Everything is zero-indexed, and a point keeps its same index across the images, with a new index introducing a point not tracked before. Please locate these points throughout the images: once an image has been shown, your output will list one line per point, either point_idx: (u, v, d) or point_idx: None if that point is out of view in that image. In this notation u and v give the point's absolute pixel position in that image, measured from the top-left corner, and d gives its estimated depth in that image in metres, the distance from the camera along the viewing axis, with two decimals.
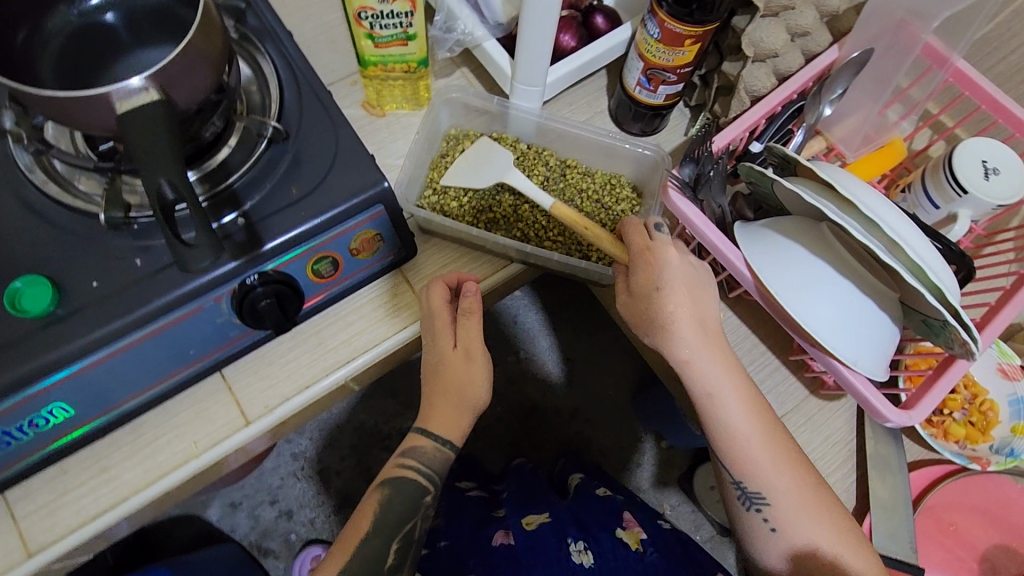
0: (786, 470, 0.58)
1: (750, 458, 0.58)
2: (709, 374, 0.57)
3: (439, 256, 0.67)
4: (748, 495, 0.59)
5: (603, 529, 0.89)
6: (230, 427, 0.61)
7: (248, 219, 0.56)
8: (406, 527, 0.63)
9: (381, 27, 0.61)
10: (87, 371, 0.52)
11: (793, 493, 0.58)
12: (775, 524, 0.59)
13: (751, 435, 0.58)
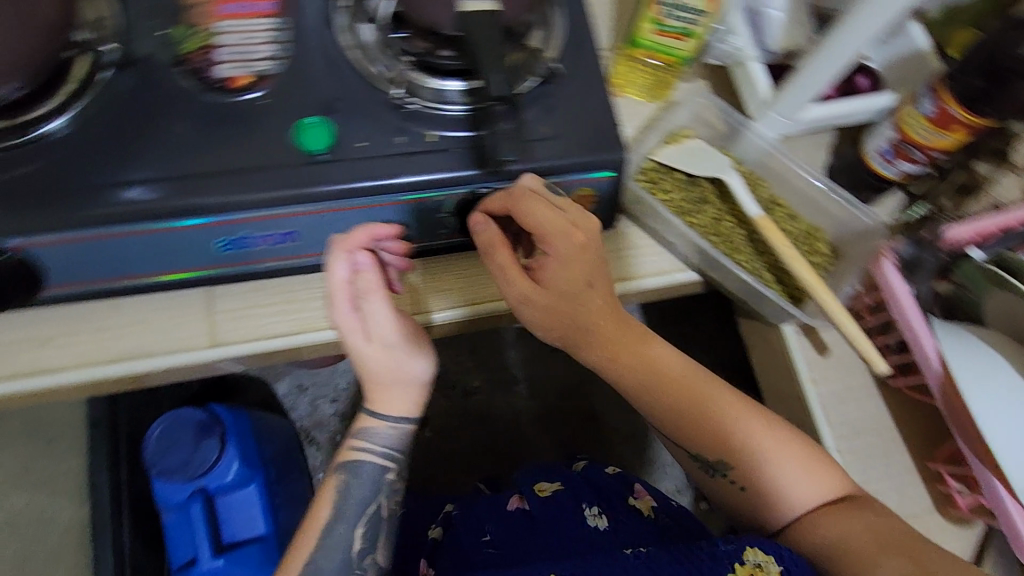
0: (675, 365, 0.65)
1: (697, 425, 0.65)
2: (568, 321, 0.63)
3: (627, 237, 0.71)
4: (713, 467, 0.66)
5: (618, 495, 0.88)
6: (400, 308, 0.67)
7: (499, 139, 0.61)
8: (371, 505, 0.64)
9: (672, 16, 0.64)
10: (326, 212, 0.58)
11: (687, 399, 0.64)
12: (755, 486, 0.64)
13: (585, 312, 0.61)
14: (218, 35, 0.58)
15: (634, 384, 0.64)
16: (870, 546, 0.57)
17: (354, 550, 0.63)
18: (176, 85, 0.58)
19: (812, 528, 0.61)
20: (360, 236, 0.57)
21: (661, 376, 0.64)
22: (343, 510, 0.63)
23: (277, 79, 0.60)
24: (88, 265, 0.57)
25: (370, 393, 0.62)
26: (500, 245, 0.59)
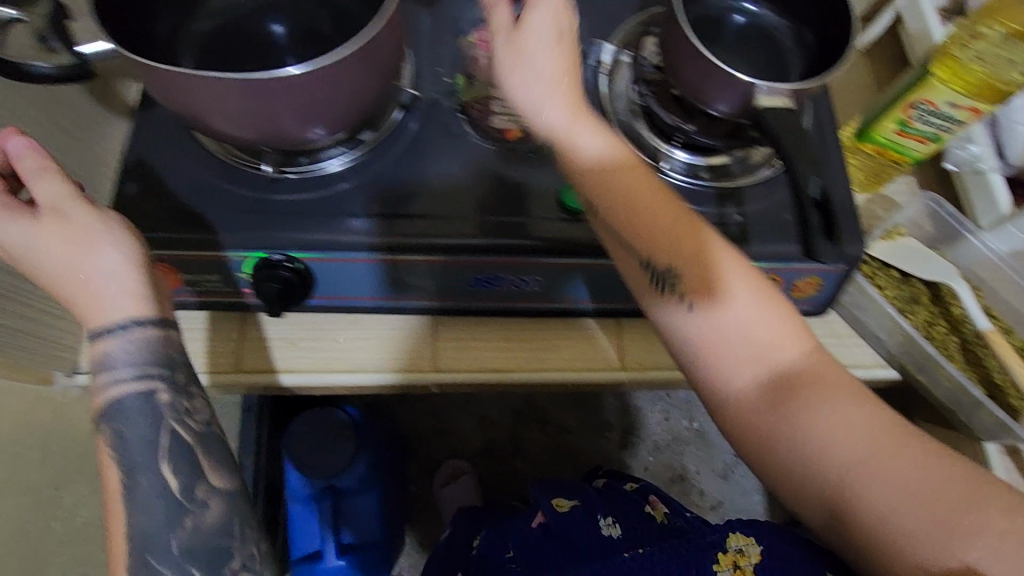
0: (744, 311, 0.51)
1: (662, 232, 0.52)
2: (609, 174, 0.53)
3: (833, 325, 0.71)
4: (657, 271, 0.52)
5: (632, 505, 0.88)
6: (606, 364, 0.68)
7: (744, 220, 0.62)
8: (160, 442, 0.53)
9: (923, 122, 0.65)
10: (572, 267, 0.60)
11: (731, 347, 0.51)
12: (720, 348, 0.51)
13: (665, 236, 0.52)
14: (497, 88, 0.64)
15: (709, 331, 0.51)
16: (888, 449, 0.48)
17: (175, 508, 0.52)
18: (453, 132, 0.63)
19: (811, 412, 0.50)
20: (535, 16, 0.51)
21: (684, 255, 0.52)
22: (132, 463, 0.52)
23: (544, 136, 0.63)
24: (349, 284, 0.62)
25: (76, 308, 0.52)
26: (632, 195, 0.52)
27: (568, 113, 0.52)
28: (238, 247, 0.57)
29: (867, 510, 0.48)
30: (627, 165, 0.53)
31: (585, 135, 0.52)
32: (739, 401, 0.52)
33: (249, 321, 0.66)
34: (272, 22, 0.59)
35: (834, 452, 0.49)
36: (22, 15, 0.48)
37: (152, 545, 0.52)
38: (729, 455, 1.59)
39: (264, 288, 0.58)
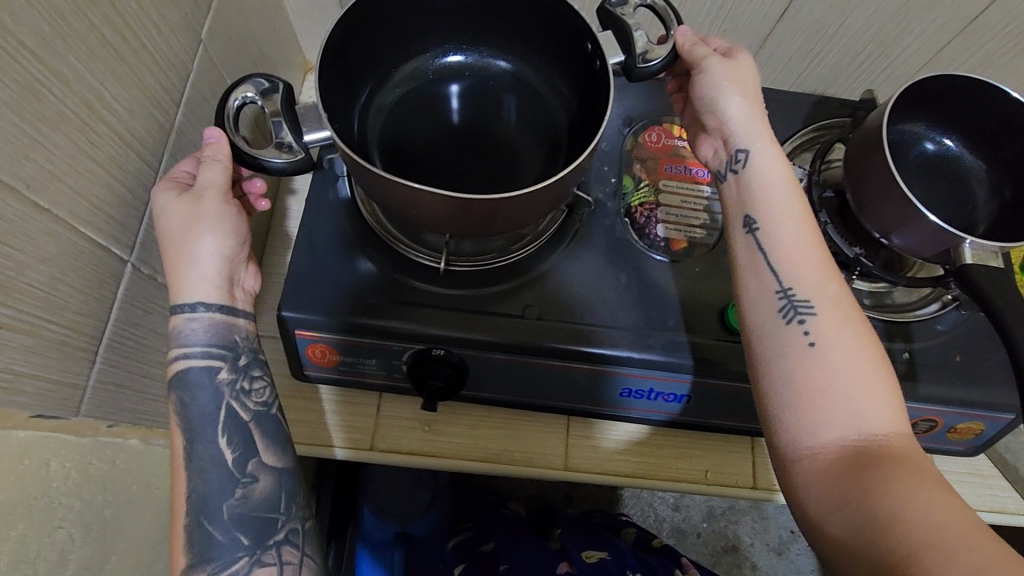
0: (869, 393, 0.43)
1: (818, 287, 0.47)
2: (788, 237, 0.49)
3: (975, 463, 0.68)
4: (791, 304, 0.47)
5: (664, 571, 0.94)
6: (740, 480, 0.66)
7: (912, 356, 0.60)
8: (222, 412, 0.47)
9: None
10: (730, 389, 0.58)
11: (833, 399, 0.43)
12: (855, 431, 0.42)
13: (822, 327, 0.46)
14: (663, 193, 0.64)
15: (849, 409, 0.43)
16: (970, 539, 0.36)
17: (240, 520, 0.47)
18: (617, 234, 0.62)
19: (884, 466, 0.41)
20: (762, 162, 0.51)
21: (828, 336, 0.46)
22: (194, 427, 0.47)
23: (711, 248, 0.62)
24: (500, 381, 0.61)
25: (171, 282, 0.46)
26: (831, 303, 0.47)
27: (800, 248, 0.49)
28: (403, 338, 0.57)
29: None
30: (815, 263, 0.48)
31: (798, 241, 0.49)
32: (814, 455, 0.43)
33: (387, 398, 0.65)
34: (460, 94, 0.59)
35: (921, 516, 0.38)
36: (255, 96, 0.48)
37: (206, 508, 0.46)
38: (785, 530, 1.52)
39: (423, 384, 0.57)
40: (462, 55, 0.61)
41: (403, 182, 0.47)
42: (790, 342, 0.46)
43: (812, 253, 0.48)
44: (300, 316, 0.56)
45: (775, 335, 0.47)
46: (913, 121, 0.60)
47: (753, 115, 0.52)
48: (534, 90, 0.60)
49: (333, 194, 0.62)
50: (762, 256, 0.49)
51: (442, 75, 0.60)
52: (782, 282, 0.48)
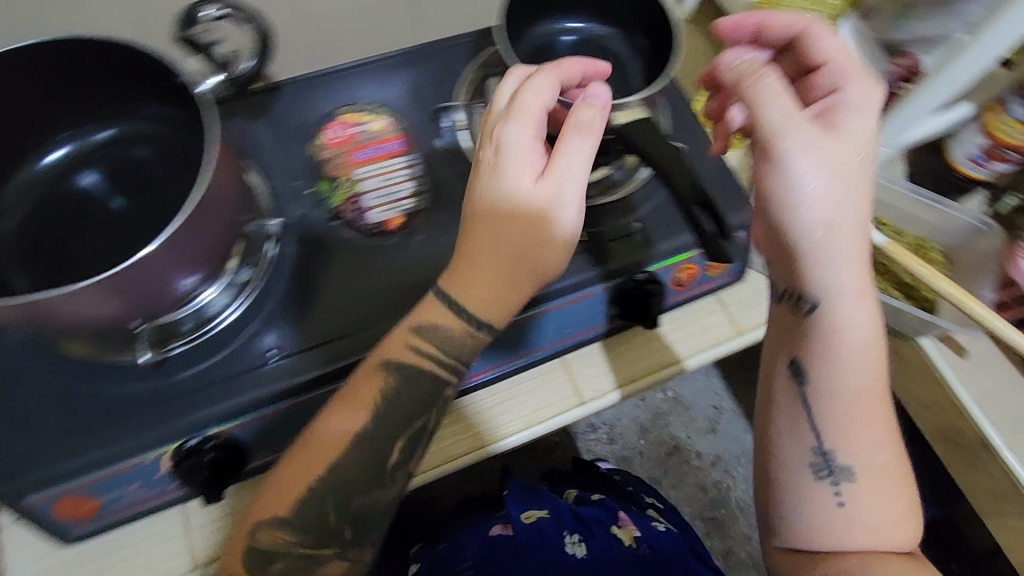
0: (862, 436, 0.53)
1: (840, 405, 0.52)
2: (845, 374, 0.52)
3: (754, 283, 0.74)
4: (830, 465, 0.53)
5: (600, 522, 0.92)
6: (569, 402, 0.68)
7: (644, 224, 0.63)
8: (417, 422, 0.53)
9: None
10: (499, 332, 0.60)
11: (853, 527, 0.52)
12: (842, 534, 0.52)
13: (880, 426, 0.53)
14: (361, 181, 0.63)
15: (863, 527, 0.52)
16: None
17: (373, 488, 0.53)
18: (331, 241, 0.60)
19: (869, 560, 0.51)
20: (790, 159, 0.47)
21: (840, 403, 0.52)
22: (378, 412, 0.52)
23: (428, 212, 0.62)
24: (284, 432, 0.57)
25: (484, 298, 0.49)
26: (869, 466, 0.53)
27: (842, 206, 0.48)
28: (155, 442, 0.52)
29: (823, 547, 0.53)
30: (871, 332, 0.51)
31: (852, 313, 0.51)
32: (806, 552, 0.53)
33: (192, 505, 0.60)
34: (102, 179, 0.55)
35: (869, 543, 0.52)
36: None
37: (338, 492, 0.52)
38: (708, 409, 1.60)
39: (198, 478, 0.54)
40: (75, 143, 0.56)
41: (56, 290, 0.44)
42: (861, 349, 0.51)
43: (869, 373, 0.52)
44: (15, 485, 0.49)
45: (801, 432, 0.54)
46: (543, 21, 0.63)
47: (827, 168, 0.47)
48: (160, 138, 0.55)
49: (16, 336, 0.55)
50: (804, 406, 0.53)
51: (72, 165, 0.55)
52: (820, 442, 0.53)
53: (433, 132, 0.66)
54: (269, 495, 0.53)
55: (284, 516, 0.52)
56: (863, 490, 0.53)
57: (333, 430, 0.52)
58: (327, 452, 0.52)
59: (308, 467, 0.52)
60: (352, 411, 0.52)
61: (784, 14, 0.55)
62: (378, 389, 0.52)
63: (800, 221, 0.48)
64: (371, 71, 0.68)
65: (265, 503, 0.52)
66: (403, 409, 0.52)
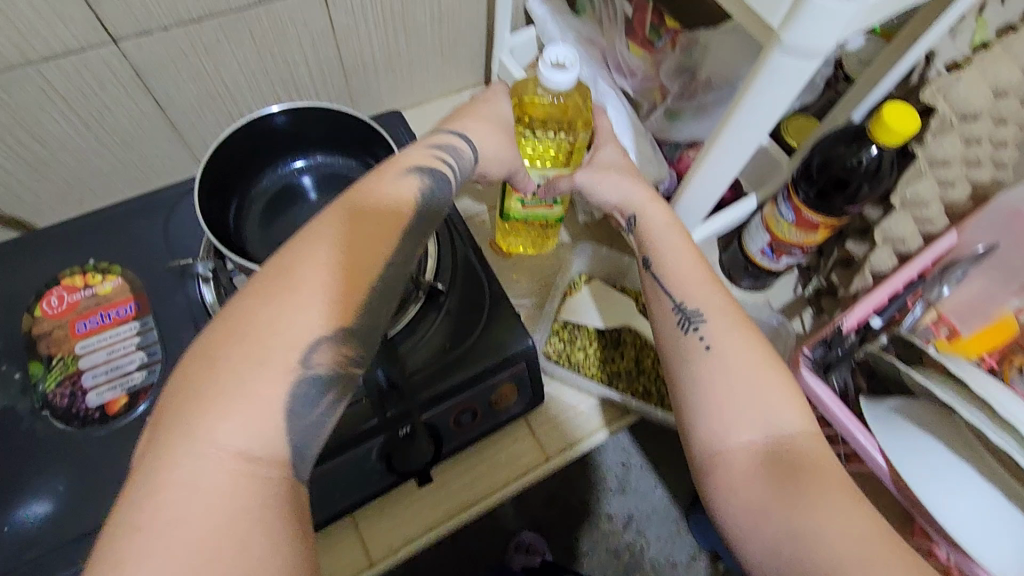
0: (701, 294, 0.51)
1: (682, 277, 0.52)
2: (671, 260, 0.53)
3: (561, 400, 0.70)
4: (687, 316, 0.50)
5: None
6: (352, 568, 0.62)
7: (406, 371, 0.59)
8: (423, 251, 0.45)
9: (534, 198, 0.64)
10: None
11: (739, 391, 0.45)
12: (726, 398, 0.45)
13: (708, 290, 0.51)
14: (82, 357, 0.56)
15: (737, 388, 0.45)
16: (808, 468, 0.42)
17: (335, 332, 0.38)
18: (40, 435, 0.53)
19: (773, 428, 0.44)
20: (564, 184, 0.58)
21: (693, 278, 0.52)
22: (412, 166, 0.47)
23: (159, 386, 0.56)
24: None
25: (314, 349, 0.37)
26: (721, 317, 0.49)
27: (626, 186, 0.56)
28: None
29: (750, 434, 0.44)
30: (674, 227, 0.55)
31: (656, 215, 0.55)
32: (727, 455, 0.44)
33: None
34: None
35: (768, 416, 0.45)
36: None
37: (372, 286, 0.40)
38: None
39: None
40: None
41: None
42: (679, 256, 0.53)
43: (682, 250, 0.53)
44: None
45: (658, 300, 0.52)
46: (275, 165, 0.60)
47: (622, 157, 0.59)
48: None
49: None
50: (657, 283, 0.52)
51: None
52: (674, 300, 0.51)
53: (173, 287, 0.60)
54: (254, 403, 0.34)
55: (333, 353, 0.37)
56: (729, 338, 0.48)
57: (365, 199, 0.42)
58: (357, 253, 0.40)
59: (303, 289, 0.37)
60: (307, 300, 0.37)
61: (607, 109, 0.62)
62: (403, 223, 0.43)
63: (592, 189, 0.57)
64: (105, 222, 0.62)
65: (235, 371, 0.35)
66: (388, 302, 0.40)
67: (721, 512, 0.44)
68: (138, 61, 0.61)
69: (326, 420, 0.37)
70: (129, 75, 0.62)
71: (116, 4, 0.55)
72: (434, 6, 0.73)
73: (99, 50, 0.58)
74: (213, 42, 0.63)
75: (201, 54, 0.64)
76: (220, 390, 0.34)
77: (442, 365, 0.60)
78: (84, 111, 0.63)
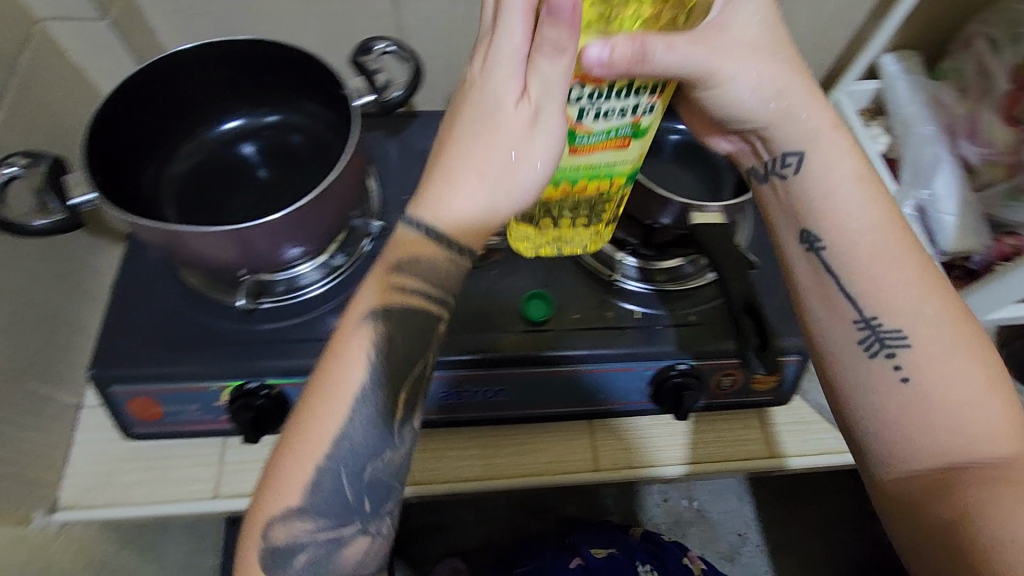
0: (892, 270, 0.49)
1: (879, 277, 0.49)
2: (857, 239, 0.50)
3: (801, 411, 0.73)
4: (880, 337, 0.49)
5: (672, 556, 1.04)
6: (579, 463, 0.69)
7: (699, 318, 0.65)
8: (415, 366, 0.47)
9: (601, 120, 0.48)
10: (538, 375, 0.64)
11: (934, 411, 0.45)
12: (907, 425, 0.46)
13: (913, 284, 0.48)
14: None
15: (915, 422, 0.45)
16: (1006, 481, 0.42)
17: (344, 443, 0.44)
18: None
19: (960, 453, 0.43)
20: (656, 56, 0.43)
21: (880, 276, 0.49)
22: (373, 321, 0.46)
23: (506, 252, 0.69)
24: None
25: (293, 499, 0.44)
26: (925, 333, 0.47)
27: (774, 73, 0.50)
28: (219, 377, 0.59)
29: (922, 463, 0.45)
30: (865, 188, 0.51)
31: (841, 169, 0.51)
32: (903, 479, 0.45)
33: (231, 444, 0.68)
34: (256, 156, 0.65)
35: (964, 446, 0.44)
36: (17, 170, 0.49)
37: (354, 462, 0.45)
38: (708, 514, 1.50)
39: (241, 414, 0.60)
40: (239, 120, 0.66)
41: (191, 228, 0.54)
42: (869, 233, 0.49)
43: (870, 214, 0.50)
44: (109, 372, 0.58)
45: (837, 307, 0.50)
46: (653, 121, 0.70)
47: (762, 23, 0.48)
48: (321, 137, 0.64)
49: (149, 255, 0.66)
50: (828, 273, 0.51)
51: (238, 136, 0.65)
52: (862, 312, 0.49)
53: None
54: None
55: (288, 528, 0.44)
56: (924, 353, 0.47)
57: (348, 321, 0.46)
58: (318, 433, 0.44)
59: (299, 467, 0.44)
60: (293, 484, 0.44)
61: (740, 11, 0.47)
62: (393, 341, 0.46)
63: (734, 87, 0.49)
64: None
65: (248, 556, 0.45)
66: (394, 385, 0.46)
67: (898, 539, 0.45)
68: None
69: (342, 547, 0.46)
70: None
71: None
72: (798, 35, 0.83)
73: None
74: None
75: None
76: (250, 560, 0.45)
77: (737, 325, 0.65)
78: None
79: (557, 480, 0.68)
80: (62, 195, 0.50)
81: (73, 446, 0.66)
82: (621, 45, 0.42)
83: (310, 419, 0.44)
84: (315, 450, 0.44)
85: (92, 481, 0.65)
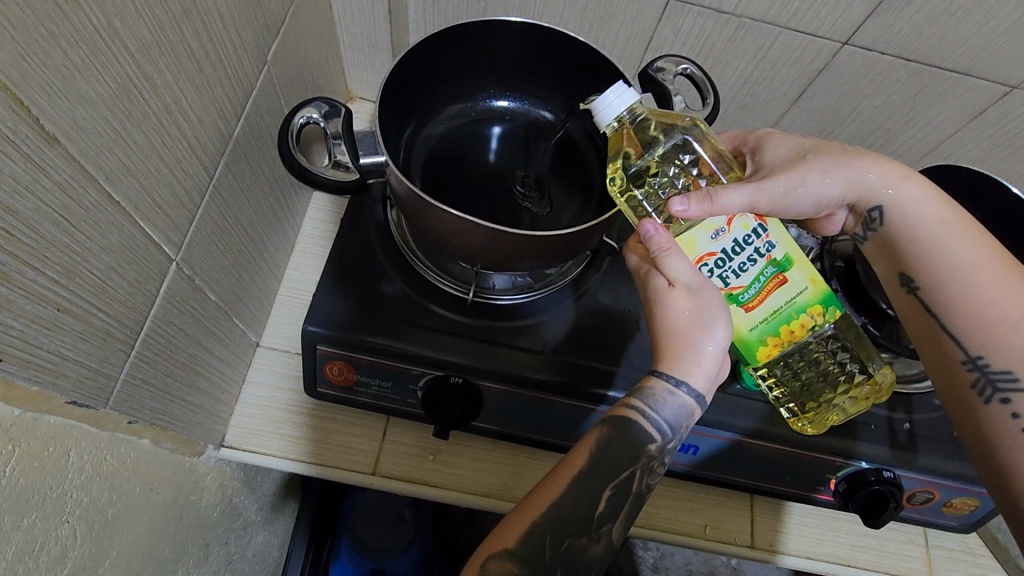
0: (1010, 298, 0.45)
1: (993, 316, 0.45)
2: (972, 284, 0.46)
3: (966, 543, 0.70)
4: (990, 378, 0.45)
5: None
6: (738, 538, 0.67)
7: (912, 429, 0.62)
8: (625, 476, 0.46)
9: (743, 275, 0.48)
10: (737, 443, 0.60)
11: None
12: None
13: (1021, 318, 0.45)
14: None
15: None
16: None
17: (569, 507, 0.44)
18: (630, 281, 0.66)
19: None
20: (728, 200, 0.46)
21: (996, 317, 0.45)
22: (614, 429, 0.46)
23: None
24: (507, 415, 0.63)
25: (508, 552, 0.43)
26: None
27: (837, 164, 0.51)
28: (426, 361, 0.58)
29: None
30: (958, 227, 0.48)
31: (926, 211, 0.49)
32: None
33: (394, 423, 0.67)
34: (500, 137, 0.62)
35: None
36: (319, 117, 0.51)
37: (566, 529, 0.44)
38: None
39: (438, 411, 0.59)
40: (508, 101, 0.65)
41: (440, 206, 0.50)
42: (970, 269, 0.47)
43: (974, 246, 0.47)
44: (322, 332, 0.57)
45: (943, 347, 0.48)
46: None
47: (801, 142, 0.53)
48: (569, 139, 0.63)
49: (368, 217, 0.65)
50: (933, 317, 0.48)
51: (484, 117, 0.64)
52: (969, 352, 0.46)
53: None
54: None
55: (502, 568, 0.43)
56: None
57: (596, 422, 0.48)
58: (539, 502, 0.45)
59: (530, 509, 0.44)
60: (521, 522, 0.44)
61: (781, 143, 0.53)
62: (630, 439, 0.46)
63: (823, 182, 0.50)
64: None
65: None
66: (604, 484, 0.45)
67: None
68: (837, 62, 0.71)
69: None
70: (816, 69, 0.73)
71: (885, 22, 0.66)
72: None
73: (830, 43, 0.69)
74: (891, 79, 0.72)
75: (872, 81, 0.73)
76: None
77: (953, 447, 0.61)
78: (759, 73, 0.75)
79: (710, 545, 0.67)
80: (353, 151, 0.52)
81: (245, 384, 0.66)
82: (695, 196, 0.44)
83: (538, 492, 0.45)
84: (538, 506, 0.44)
85: (258, 424, 0.64)
